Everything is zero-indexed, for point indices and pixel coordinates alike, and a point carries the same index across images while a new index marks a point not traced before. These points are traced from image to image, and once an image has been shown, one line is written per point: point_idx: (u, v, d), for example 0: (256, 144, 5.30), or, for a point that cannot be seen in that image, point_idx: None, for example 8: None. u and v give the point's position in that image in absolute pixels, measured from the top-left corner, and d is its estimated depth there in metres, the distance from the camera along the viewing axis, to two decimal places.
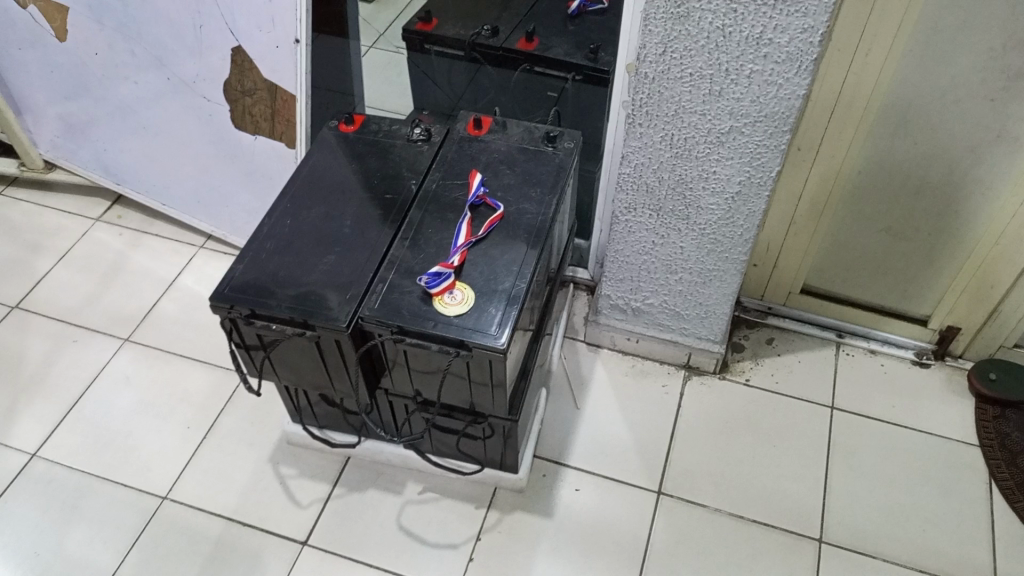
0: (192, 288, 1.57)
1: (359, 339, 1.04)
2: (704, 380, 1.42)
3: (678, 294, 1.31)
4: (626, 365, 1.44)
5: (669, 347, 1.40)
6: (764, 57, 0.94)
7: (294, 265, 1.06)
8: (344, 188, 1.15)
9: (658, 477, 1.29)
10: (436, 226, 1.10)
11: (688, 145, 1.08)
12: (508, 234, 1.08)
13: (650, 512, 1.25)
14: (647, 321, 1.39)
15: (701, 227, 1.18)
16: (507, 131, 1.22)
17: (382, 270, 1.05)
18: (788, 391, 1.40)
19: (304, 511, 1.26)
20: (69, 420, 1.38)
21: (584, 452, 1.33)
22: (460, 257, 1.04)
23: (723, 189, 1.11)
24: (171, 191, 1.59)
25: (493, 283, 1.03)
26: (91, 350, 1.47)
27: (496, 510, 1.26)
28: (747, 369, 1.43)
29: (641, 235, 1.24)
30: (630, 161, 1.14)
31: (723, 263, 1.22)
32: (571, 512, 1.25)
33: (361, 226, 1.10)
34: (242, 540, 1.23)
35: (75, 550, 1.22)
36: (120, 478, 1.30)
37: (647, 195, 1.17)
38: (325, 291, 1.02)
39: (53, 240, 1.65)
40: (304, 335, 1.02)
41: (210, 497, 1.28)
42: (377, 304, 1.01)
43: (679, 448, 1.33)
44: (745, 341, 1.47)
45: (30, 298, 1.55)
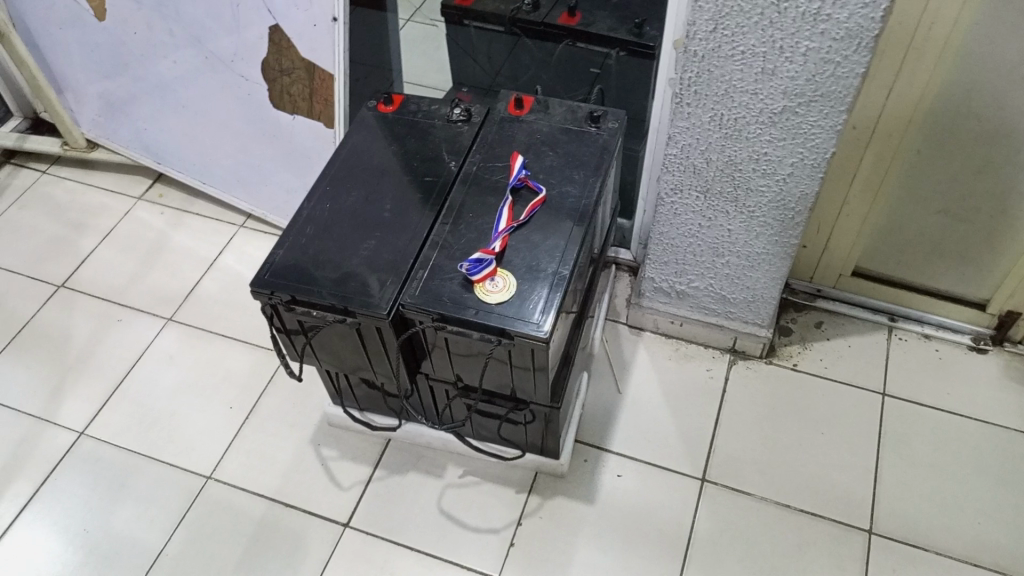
0: (232, 267, 1.57)
1: (399, 326, 1.03)
2: (750, 364, 1.38)
3: (724, 278, 1.27)
4: (669, 348, 1.41)
5: (714, 331, 1.37)
6: (821, 33, 0.89)
7: (334, 251, 1.04)
8: (384, 171, 1.13)
9: (701, 463, 1.27)
10: (477, 209, 1.07)
11: (738, 125, 1.04)
12: (551, 219, 1.05)
13: (694, 500, 1.23)
14: (691, 304, 1.35)
15: (749, 209, 1.14)
16: (549, 110, 1.18)
17: (423, 254, 1.03)
18: (837, 376, 1.36)
19: (345, 493, 1.26)
20: (115, 399, 1.39)
21: (626, 438, 1.30)
22: (501, 243, 1.02)
23: (774, 171, 1.08)
24: (210, 170, 1.59)
25: (535, 270, 1.01)
26: (135, 330, 1.48)
27: (537, 495, 1.25)
28: (794, 354, 1.39)
29: (686, 217, 1.20)
30: (676, 142, 1.10)
31: (772, 246, 1.18)
32: (613, 499, 1.24)
33: (401, 210, 1.08)
34: (284, 521, 1.24)
35: (122, 528, 1.25)
36: (165, 457, 1.32)
37: (694, 177, 1.14)
38: (366, 278, 1.01)
39: (97, 219, 1.66)
40: (344, 322, 1.01)
41: (253, 478, 1.29)
42: (417, 291, 0.99)
43: (724, 435, 1.30)
44: (792, 324, 1.43)
45: (75, 277, 1.56)
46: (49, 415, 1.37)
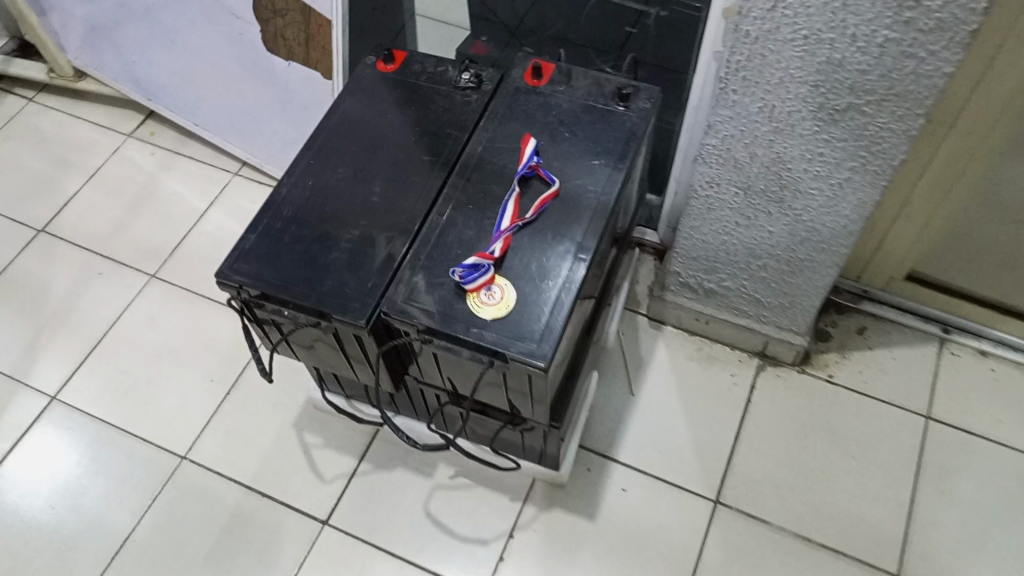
0: (223, 221, 1.45)
1: (381, 333, 0.90)
2: (780, 372, 1.24)
3: (760, 280, 1.12)
4: (691, 347, 1.28)
5: (742, 333, 1.23)
6: (906, 23, 0.72)
7: (312, 241, 0.91)
8: (378, 145, 0.99)
9: (716, 483, 1.15)
10: (478, 200, 0.93)
11: (791, 119, 0.88)
12: (562, 218, 0.91)
13: (704, 523, 1.12)
14: (719, 303, 1.20)
15: (796, 212, 0.99)
16: (572, 81, 1.02)
17: (413, 249, 0.90)
18: (876, 393, 1.22)
19: (327, 486, 1.17)
20: (90, 362, 1.30)
21: (635, 447, 1.19)
22: (502, 245, 0.87)
23: (828, 172, 0.91)
24: (202, 112, 1.45)
25: (538, 280, 0.87)
26: (116, 285, 1.38)
27: (532, 505, 1.15)
28: (830, 364, 1.25)
29: (721, 214, 1.05)
30: (716, 132, 0.94)
31: (818, 252, 1.03)
32: (615, 515, 1.13)
33: (392, 194, 0.94)
34: (260, 512, 1.15)
35: (90, 507, 1.17)
36: (140, 431, 1.23)
37: (733, 172, 0.98)
38: (343, 275, 0.88)
39: (83, 157, 1.55)
40: (319, 325, 0.89)
41: (230, 461, 1.20)
42: (402, 296, 0.86)
43: (744, 452, 1.18)
44: (831, 328, 1.28)
45: (57, 221, 1.46)
46: (21, 375, 1.29)
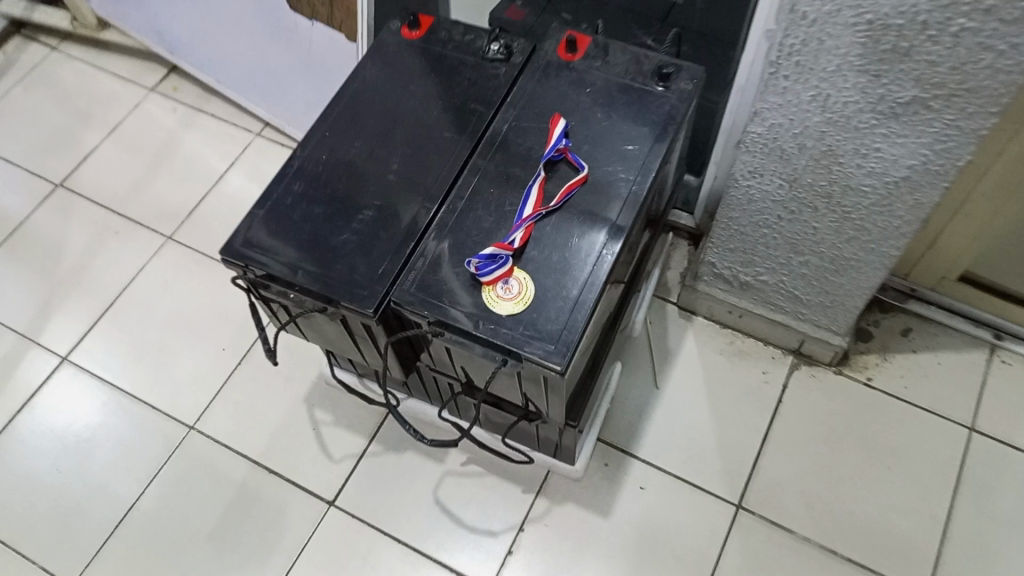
0: (242, 184, 1.40)
1: (392, 321, 0.84)
2: (815, 372, 1.18)
3: (801, 277, 1.05)
4: (722, 341, 1.21)
5: (778, 329, 1.16)
6: (987, 11, 0.64)
7: (322, 221, 0.86)
8: (397, 119, 0.93)
9: (739, 486, 1.10)
10: (500, 184, 0.87)
11: (846, 111, 0.80)
12: (589, 207, 0.84)
13: (723, 528, 1.07)
14: (755, 297, 1.14)
15: (845, 209, 0.91)
16: (608, 57, 0.94)
17: (428, 234, 0.84)
18: (917, 401, 1.15)
19: (335, 466, 1.13)
20: (102, 323, 1.28)
21: (656, 444, 1.14)
22: (523, 235, 0.82)
23: (883, 169, 0.84)
24: (225, 69, 1.40)
25: (560, 274, 0.81)
26: (131, 245, 1.35)
27: (545, 498, 1.10)
28: (870, 366, 1.17)
29: (762, 206, 0.97)
30: (763, 119, 0.87)
31: (866, 252, 0.95)
32: (631, 514, 1.09)
33: (409, 173, 0.88)
34: (266, 489, 1.13)
35: (95, 472, 1.16)
36: (148, 398, 1.21)
37: (779, 163, 0.90)
38: (352, 259, 0.83)
39: (104, 111, 1.51)
40: (325, 310, 0.84)
41: (238, 435, 1.17)
42: (413, 284, 0.81)
43: (770, 455, 1.12)
44: (874, 328, 1.20)
45: (74, 176, 1.44)
46: (33, 334, 1.28)
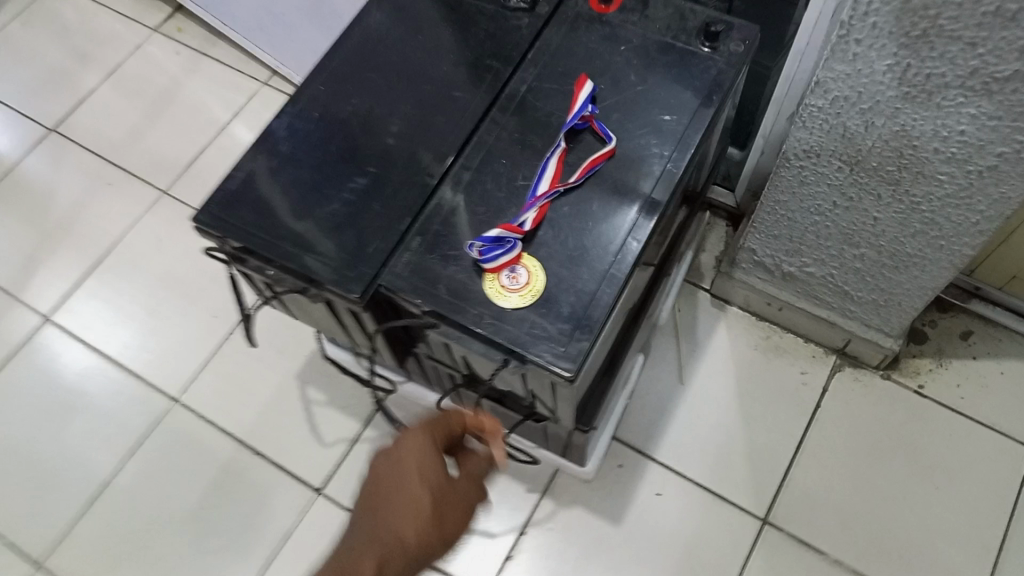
0: (244, 136, 1.30)
1: (382, 308, 0.74)
2: (859, 375, 1.06)
3: (853, 271, 0.92)
4: (758, 335, 1.09)
5: (822, 325, 1.04)
6: None
7: (308, 188, 0.75)
8: (401, 74, 0.81)
9: (768, 499, 0.99)
10: (514, 155, 0.75)
11: (929, 85, 0.66)
12: (614, 186, 0.72)
13: (747, 543, 0.97)
14: (799, 290, 1.01)
15: (914, 198, 0.78)
16: (648, 10, 0.81)
17: (427, 210, 0.73)
18: (974, 413, 1.02)
19: (326, 450, 1.04)
20: (88, 281, 1.19)
21: (678, 447, 1.03)
22: (536, 216, 0.70)
23: (966, 156, 0.71)
24: (228, 10, 1.28)
25: (575, 264, 0.69)
26: (123, 197, 1.26)
27: (551, 500, 1.01)
28: (922, 372, 1.05)
29: (816, 190, 0.85)
30: (825, 91, 0.73)
31: (933, 249, 0.83)
32: (645, 522, 0.99)
33: (410, 138, 0.77)
34: (250, 471, 1.04)
35: (72, 442, 1.08)
36: (131, 365, 1.12)
37: (840, 142, 0.77)
38: (338, 234, 0.72)
39: (104, 51, 1.41)
40: (307, 292, 0.73)
41: (224, 411, 1.08)
42: (406, 268, 0.71)
43: (805, 466, 1.01)
44: (929, 329, 1.08)
45: (69, 120, 1.34)
46: (15, 289, 1.19)
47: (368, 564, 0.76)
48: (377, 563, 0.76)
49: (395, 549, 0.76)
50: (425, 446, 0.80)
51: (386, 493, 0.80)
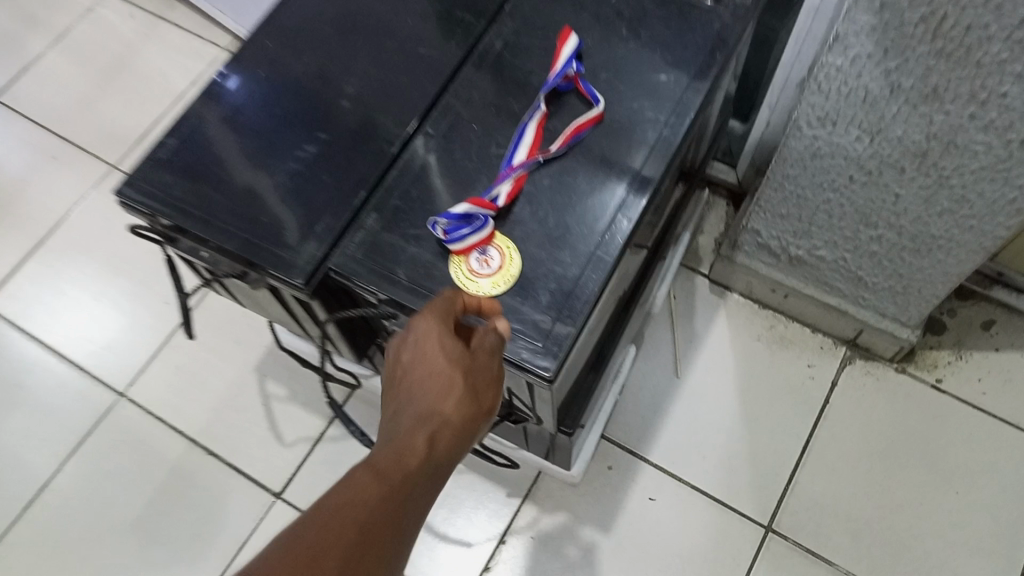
0: None
1: (334, 296, 0.64)
2: (871, 369, 0.97)
3: (870, 254, 0.83)
4: (761, 325, 1.00)
5: (831, 314, 0.95)
6: None
7: (249, 159, 0.65)
8: (358, 27, 0.70)
9: (770, 505, 0.91)
10: (486, 121, 0.65)
11: (968, 41, 0.56)
12: (602, 156, 0.63)
13: (748, 555, 0.88)
14: (807, 275, 0.92)
15: (944, 173, 0.68)
16: None
17: (385, 183, 0.63)
18: (996, 411, 0.94)
19: (287, 451, 0.95)
20: (30, 264, 1.09)
21: (673, 448, 0.94)
22: (511, 189, 0.60)
23: (1007, 122, 0.61)
24: None
25: (556, 246, 0.60)
26: (71, 173, 1.15)
27: (533, 506, 0.92)
28: (939, 365, 0.96)
29: (830, 164, 0.75)
30: (843, 49, 0.63)
31: (962, 230, 0.73)
32: (636, 530, 0.91)
33: (368, 101, 0.67)
34: (203, 473, 0.95)
35: (10, 440, 0.99)
36: (75, 356, 1.02)
37: (859, 109, 0.67)
38: (282, 212, 0.62)
39: (53, 13, 1.30)
40: (247, 276, 0.63)
41: (176, 407, 0.98)
42: (360, 250, 0.61)
43: (811, 469, 0.93)
44: (947, 317, 0.98)
45: (13, 88, 1.23)
46: None
47: (414, 439, 0.45)
48: (431, 436, 0.45)
49: (454, 417, 0.46)
50: (428, 310, 0.51)
51: (398, 393, 0.48)
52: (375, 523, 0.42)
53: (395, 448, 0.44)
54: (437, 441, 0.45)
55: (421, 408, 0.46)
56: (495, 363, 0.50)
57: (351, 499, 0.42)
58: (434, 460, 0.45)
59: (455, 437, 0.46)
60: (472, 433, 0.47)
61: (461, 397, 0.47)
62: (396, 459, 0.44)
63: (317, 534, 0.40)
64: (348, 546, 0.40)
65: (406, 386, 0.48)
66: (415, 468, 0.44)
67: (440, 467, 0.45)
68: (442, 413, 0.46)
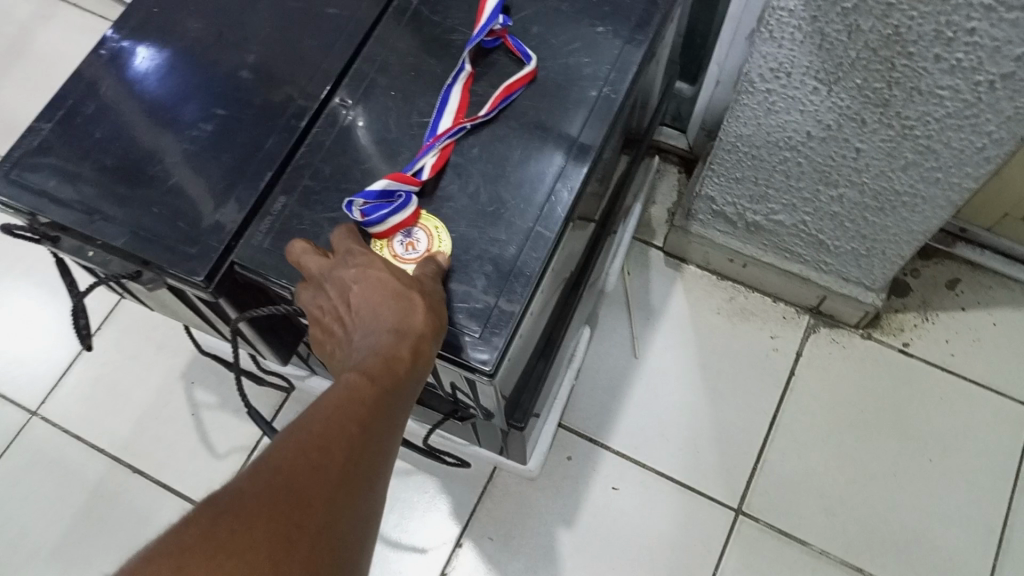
0: None
1: (245, 292, 0.57)
2: (836, 336, 0.92)
3: (831, 216, 0.78)
4: (720, 297, 0.95)
5: (793, 282, 0.90)
6: None
7: (137, 142, 0.57)
8: None
9: (740, 486, 0.86)
10: (406, 86, 0.58)
11: None
12: (536, 119, 0.56)
13: (719, 540, 0.84)
14: (766, 241, 0.87)
15: (907, 123, 0.63)
16: None
17: (295, 161, 0.56)
18: (966, 373, 0.90)
19: (219, 463, 0.87)
20: None
21: (635, 433, 0.89)
22: (438, 161, 0.54)
23: (974, 62, 0.55)
24: None
25: (490, 223, 0.53)
26: None
27: (489, 503, 0.86)
28: (906, 329, 0.92)
29: (786, 118, 0.69)
30: None
31: (927, 184, 0.68)
32: (601, 523, 0.85)
33: (271, 70, 0.59)
34: (128, 493, 0.87)
35: None
36: None
37: (815, 55, 0.61)
38: (177, 201, 0.55)
39: None
40: (142, 275, 0.56)
41: (95, 423, 0.90)
42: (268, 238, 0.54)
43: (780, 446, 0.88)
44: (912, 279, 0.94)
45: None
46: None
47: (397, 353, 0.43)
48: (411, 346, 0.43)
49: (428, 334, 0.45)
50: (363, 247, 0.48)
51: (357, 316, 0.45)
52: (364, 436, 0.40)
53: (380, 357, 0.42)
54: (417, 355, 0.44)
55: (391, 324, 0.44)
56: (439, 287, 0.49)
57: (342, 406, 0.40)
58: (417, 369, 0.43)
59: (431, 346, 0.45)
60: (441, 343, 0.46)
61: (428, 310, 0.45)
62: (382, 367, 0.42)
63: (316, 444, 0.38)
64: (348, 448, 0.39)
65: (367, 307, 0.45)
66: (401, 376, 0.42)
67: (419, 377, 0.44)
68: (414, 326, 0.44)
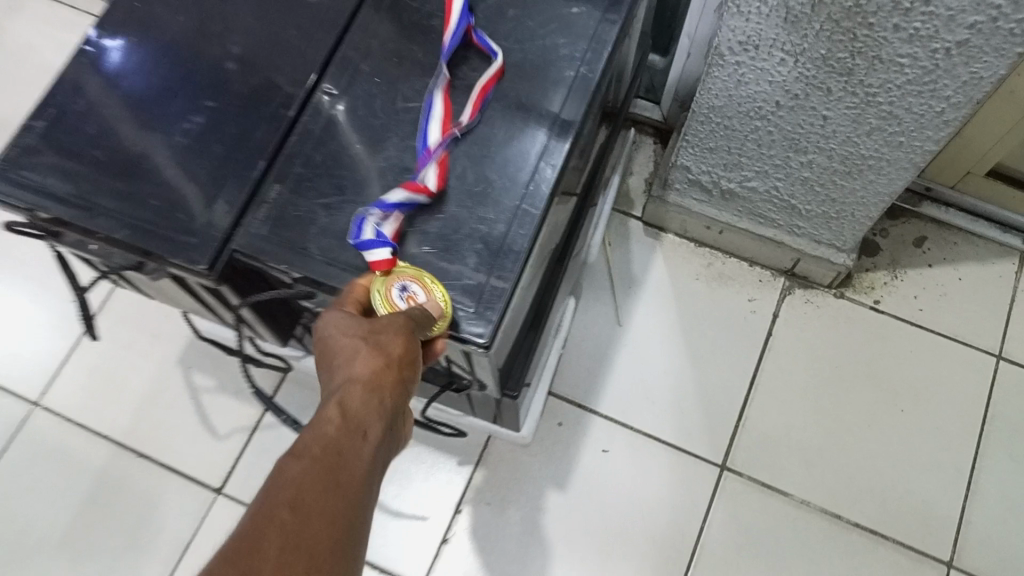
0: None
1: (244, 278, 0.59)
2: (811, 296, 0.96)
3: (802, 181, 0.81)
4: (699, 263, 0.98)
5: (767, 246, 0.93)
6: None
7: (130, 137, 0.59)
8: None
9: (724, 442, 0.90)
10: (389, 73, 0.60)
11: None
12: (516, 101, 0.59)
13: (706, 495, 0.88)
14: (740, 208, 0.90)
15: (870, 90, 0.66)
16: None
17: (286, 150, 0.58)
18: (934, 326, 0.94)
19: (221, 444, 0.90)
20: None
21: (621, 397, 0.92)
22: (438, 172, 0.55)
23: (932, 31, 0.58)
24: None
25: (478, 203, 0.56)
26: None
27: (485, 470, 0.90)
28: (877, 286, 0.96)
29: (757, 88, 0.72)
30: None
31: (891, 147, 0.71)
32: (593, 483, 0.89)
33: (258, 62, 0.61)
34: (134, 477, 0.89)
35: None
36: None
37: (782, 28, 0.64)
38: (173, 192, 0.57)
39: None
40: (145, 266, 0.58)
41: (95, 411, 0.92)
42: (266, 225, 0.56)
43: (761, 403, 0.92)
44: (880, 238, 0.98)
45: None
46: None
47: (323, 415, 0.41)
48: (337, 402, 0.41)
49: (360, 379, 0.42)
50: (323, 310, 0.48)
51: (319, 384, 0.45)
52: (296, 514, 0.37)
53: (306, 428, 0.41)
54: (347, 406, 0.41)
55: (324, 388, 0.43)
56: (403, 320, 0.46)
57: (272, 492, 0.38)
58: (354, 425, 0.41)
59: (371, 396, 0.42)
60: (396, 393, 0.43)
61: (362, 357, 0.43)
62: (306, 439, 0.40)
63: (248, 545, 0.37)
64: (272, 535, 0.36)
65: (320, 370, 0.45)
66: (335, 438, 0.40)
67: (362, 433, 0.41)
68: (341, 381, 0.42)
